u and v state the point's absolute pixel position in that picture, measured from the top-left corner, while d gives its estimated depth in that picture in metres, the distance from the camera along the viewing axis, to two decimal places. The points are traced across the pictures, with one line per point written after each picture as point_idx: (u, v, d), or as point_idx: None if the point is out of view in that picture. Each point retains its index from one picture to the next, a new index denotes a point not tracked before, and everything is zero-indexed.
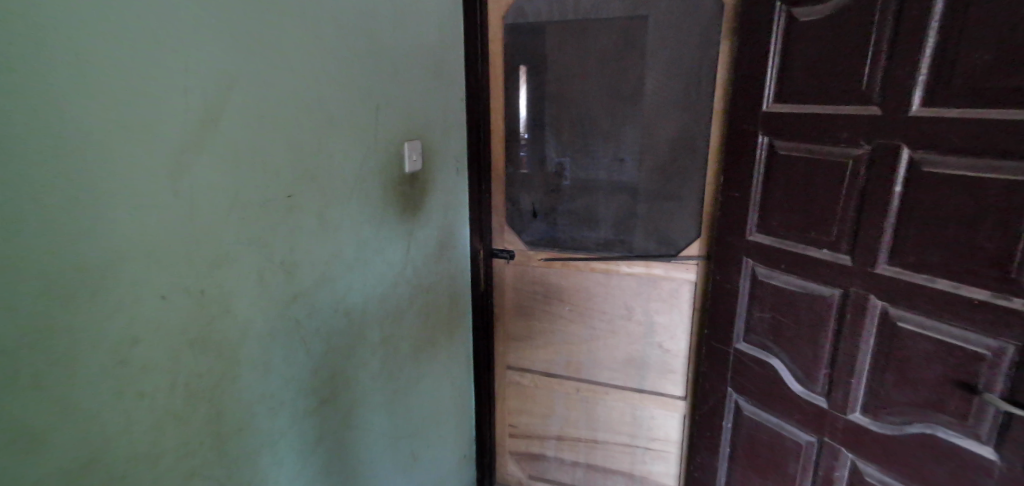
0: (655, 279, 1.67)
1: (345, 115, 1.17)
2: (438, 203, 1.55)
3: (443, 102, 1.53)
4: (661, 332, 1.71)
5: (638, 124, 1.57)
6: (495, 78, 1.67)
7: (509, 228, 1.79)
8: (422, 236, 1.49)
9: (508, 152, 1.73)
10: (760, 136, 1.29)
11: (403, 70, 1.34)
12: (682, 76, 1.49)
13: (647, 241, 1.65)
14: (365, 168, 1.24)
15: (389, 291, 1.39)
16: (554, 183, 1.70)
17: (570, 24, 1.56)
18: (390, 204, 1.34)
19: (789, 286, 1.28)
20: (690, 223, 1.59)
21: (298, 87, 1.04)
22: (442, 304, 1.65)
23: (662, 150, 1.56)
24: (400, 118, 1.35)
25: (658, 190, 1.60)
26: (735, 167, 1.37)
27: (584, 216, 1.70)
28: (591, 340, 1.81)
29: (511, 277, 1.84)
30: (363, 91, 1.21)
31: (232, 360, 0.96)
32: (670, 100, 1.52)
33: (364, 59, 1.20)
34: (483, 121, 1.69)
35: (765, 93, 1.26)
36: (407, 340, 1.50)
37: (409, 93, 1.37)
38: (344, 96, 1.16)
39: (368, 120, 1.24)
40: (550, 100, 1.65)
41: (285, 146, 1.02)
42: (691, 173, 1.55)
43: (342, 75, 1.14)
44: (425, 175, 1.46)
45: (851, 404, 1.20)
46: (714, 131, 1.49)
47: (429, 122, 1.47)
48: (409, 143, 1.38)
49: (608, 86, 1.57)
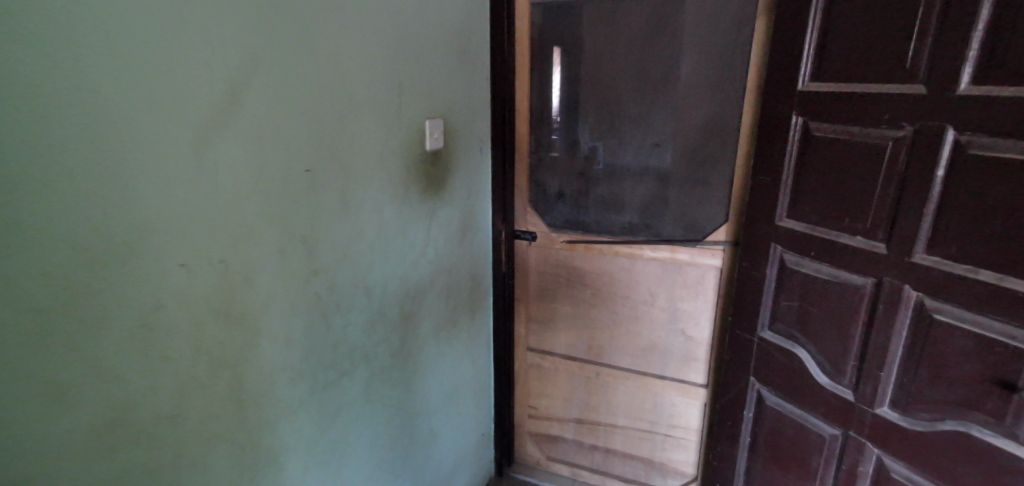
0: (679, 264, 1.64)
1: (369, 92, 1.16)
2: (461, 184, 1.55)
3: (468, 80, 1.52)
4: (685, 319, 1.68)
5: (668, 105, 1.52)
6: (521, 57, 1.65)
7: (532, 210, 1.78)
8: (444, 216, 1.49)
9: (533, 133, 1.71)
10: (794, 118, 1.24)
11: (427, 48, 1.32)
12: (715, 54, 1.44)
13: (673, 225, 1.61)
14: (388, 146, 1.24)
15: (410, 268, 1.39)
16: (580, 165, 1.68)
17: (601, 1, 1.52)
18: (413, 182, 1.34)
19: (819, 275, 1.23)
20: (718, 208, 1.55)
21: (323, 62, 1.03)
22: (464, 284, 1.66)
23: (690, 132, 1.52)
24: (424, 96, 1.33)
25: (686, 173, 1.55)
26: (766, 150, 1.31)
27: (609, 199, 1.67)
28: (613, 325, 1.79)
29: (534, 259, 1.83)
30: (387, 67, 1.20)
31: (253, 330, 0.99)
32: (702, 81, 1.47)
33: (390, 36, 1.19)
34: (508, 101, 1.67)
35: (802, 72, 1.21)
36: (428, 319, 1.51)
37: (434, 71, 1.36)
38: (368, 72, 1.15)
39: (393, 97, 1.23)
40: (578, 79, 1.61)
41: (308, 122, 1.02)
42: (721, 156, 1.50)
43: (367, 52, 1.14)
44: (448, 154, 1.46)
45: (879, 398, 1.16)
46: (746, 112, 1.44)
47: (454, 100, 1.45)
48: (431, 122, 1.36)
49: (638, 66, 1.53)
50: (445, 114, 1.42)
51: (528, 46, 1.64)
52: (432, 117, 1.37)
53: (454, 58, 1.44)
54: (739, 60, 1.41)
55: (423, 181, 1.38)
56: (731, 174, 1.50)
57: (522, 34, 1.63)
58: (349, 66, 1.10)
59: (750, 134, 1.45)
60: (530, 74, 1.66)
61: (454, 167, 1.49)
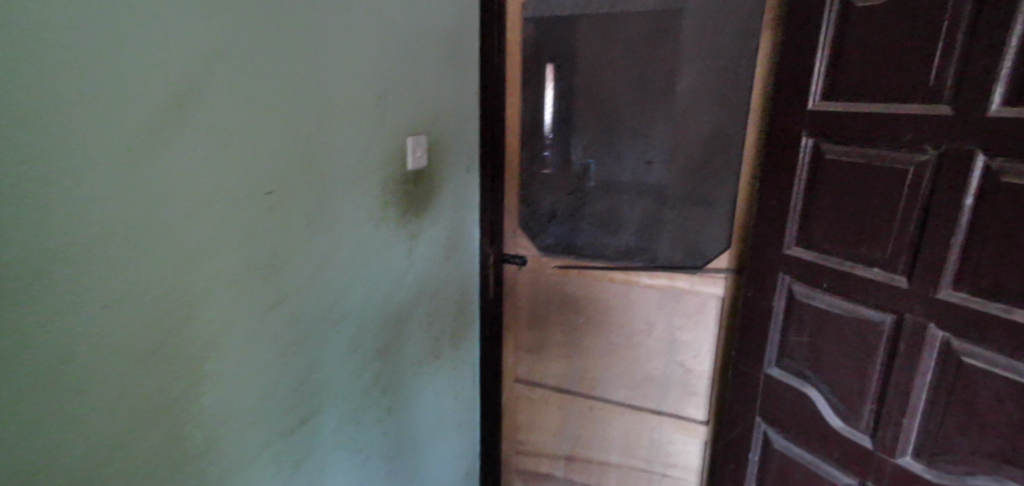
0: (678, 292, 1.54)
1: (347, 105, 1.06)
2: (447, 203, 1.44)
3: (456, 93, 1.42)
4: (684, 350, 1.57)
5: (668, 123, 1.44)
6: (512, 71, 1.56)
7: (523, 232, 1.67)
8: (427, 238, 1.38)
9: (525, 150, 1.61)
10: (804, 138, 1.15)
11: (413, 58, 1.23)
12: (718, 71, 1.36)
13: (672, 250, 1.52)
14: (367, 162, 1.13)
15: (389, 294, 1.27)
16: (574, 184, 1.58)
17: (600, 13, 1.44)
18: (393, 202, 1.23)
19: (832, 308, 1.13)
20: (720, 232, 1.45)
21: (296, 71, 0.93)
22: (449, 311, 1.55)
23: (691, 152, 1.43)
24: (408, 110, 1.24)
25: (686, 195, 1.46)
26: (773, 172, 1.22)
27: (605, 221, 1.58)
28: (607, 355, 1.68)
29: (524, 284, 1.72)
30: (369, 79, 1.10)
31: (203, 369, 0.87)
32: (704, 98, 1.39)
33: (372, 45, 1.10)
34: (498, 116, 1.58)
35: (813, 90, 1.12)
36: (409, 350, 1.39)
37: (420, 83, 1.26)
38: (347, 83, 1.05)
39: (374, 111, 1.13)
40: (574, 95, 1.52)
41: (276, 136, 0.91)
42: (723, 178, 1.42)
43: (346, 60, 1.04)
44: (432, 170, 1.35)
45: (901, 447, 1.05)
46: (750, 131, 1.36)
47: (439, 114, 1.35)
48: (414, 137, 1.26)
49: (636, 81, 1.45)
50: (430, 129, 1.32)
51: (521, 59, 1.55)
52: (415, 134, 1.26)
53: (442, 70, 1.34)
54: (744, 78, 1.33)
55: (405, 201, 1.27)
56: (734, 197, 1.41)
57: (514, 47, 1.55)
58: (325, 76, 1.00)
59: (755, 154, 1.37)
60: (522, 89, 1.57)
61: (439, 185, 1.39)
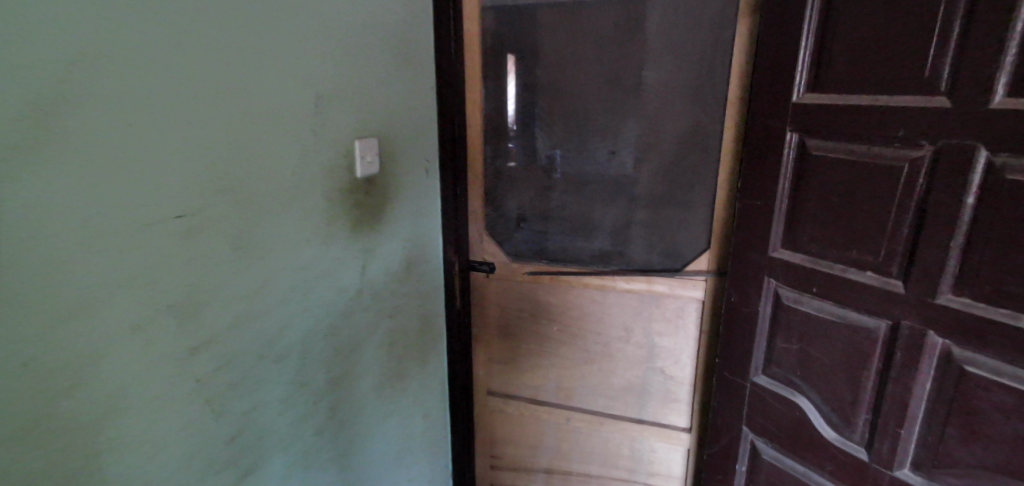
0: (656, 296, 1.46)
1: (281, 110, 0.92)
2: (405, 213, 1.32)
3: (409, 92, 1.29)
4: (664, 356, 1.50)
5: (640, 119, 1.34)
6: (472, 65, 1.43)
7: (489, 238, 1.56)
8: (383, 252, 1.25)
9: (488, 150, 1.50)
10: (788, 133, 1.07)
11: (358, 54, 1.09)
12: (693, 62, 1.27)
13: (649, 253, 1.44)
14: (309, 174, 0.99)
15: (342, 319, 1.14)
16: (543, 185, 1.48)
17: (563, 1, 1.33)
18: (343, 216, 1.10)
19: (823, 314, 1.07)
20: (699, 233, 1.38)
21: (210, 74, 0.79)
22: (411, 328, 1.42)
23: (666, 150, 1.34)
24: (355, 112, 1.10)
25: (662, 194, 1.38)
26: (755, 170, 1.14)
27: (576, 224, 1.48)
28: (584, 364, 1.59)
29: (493, 292, 1.61)
30: (306, 79, 0.96)
31: (99, 437, 0.74)
32: (678, 92, 1.30)
33: (307, 41, 0.96)
34: (458, 114, 1.45)
35: (796, 81, 1.04)
36: (367, 376, 1.26)
37: (367, 82, 1.12)
38: (279, 84, 0.91)
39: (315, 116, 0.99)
40: (539, 90, 1.41)
41: (188, 151, 0.77)
42: (700, 175, 1.33)
43: (275, 59, 0.90)
44: (385, 178, 1.22)
45: (900, 459, 0.99)
46: (727, 128, 1.26)
47: (391, 116, 1.22)
48: (361, 141, 1.11)
49: (604, 75, 1.35)
50: (381, 133, 1.19)
51: (480, 51, 1.42)
52: (361, 136, 1.11)
53: (393, 66, 1.20)
54: (720, 69, 1.25)
55: (356, 213, 1.14)
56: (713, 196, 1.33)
57: (473, 39, 1.42)
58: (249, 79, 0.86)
59: (733, 152, 1.28)
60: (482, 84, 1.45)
61: (395, 193, 1.26)
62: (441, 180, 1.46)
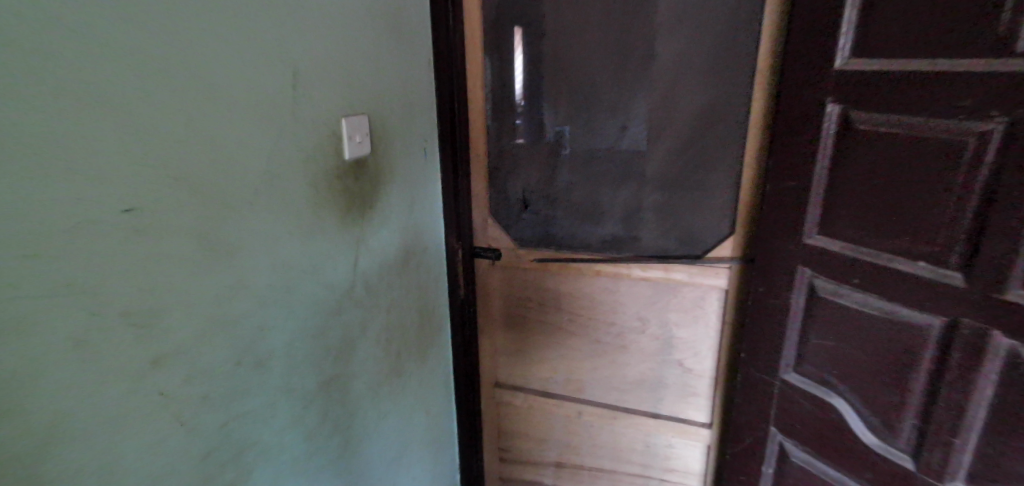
0: (673, 285, 1.35)
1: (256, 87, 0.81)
2: (398, 198, 1.20)
3: (401, 64, 1.16)
4: (682, 349, 1.40)
5: (658, 91, 1.22)
6: (473, 34, 1.31)
7: (494, 222, 1.46)
8: (377, 241, 1.15)
9: (491, 128, 1.38)
10: (828, 105, 0.94)
11: (343, 23, 0.97)
12: (718, 27, 1.13)
13: (666, 238, 1.32)
14: (290, 157, 0.88)
15: (330, 316, 1.04)
16: (551, 166, 1.36)
17: None
18: (330, 204, 1.00)
19: (864, 308, 0.96)
20: (720, 216, 1.26)
21: (167, 46, 0.68)
22: (410, 320, 1.32)
23: (687, 125, 1.22)
24: (341, 89, 0.99)
25: (680, 175, 1.26)
26: (788, 147, 1.02)
27: (587, 207, 1.37)
28: (595, 356, 1.50)
29: (499, 281, 1.51)
30: (285, 52, 0.86)
31: (50, 470, 0.63)
32: (701, 60, 1.17)
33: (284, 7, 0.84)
34: (458, 89, 1.33)
35: (839, 44, 0.91)
36: (361, 376, 1.17)
37: (353, 54, 1.01)
38: (252, 58, 0.80)
39: (296, 93, 0.88)
40: (545, 60, 1.28)
41: (145, 136, 0.67)
42: (721, 154, 1.21)
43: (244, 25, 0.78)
44: (375, 161, 1.10)
45: (951, 470, 0.89)
46: (756, 100, 1.14)
47: (381, 91, 1.10)
48: (348, 120, 1.00)
49: (614, 42, 1.22)
50: (372, 111, 1.08)
51: (482, 19, 1.30)
52: (347, 114, 1.00)
53: (382, 35, 1.09)
54: (749, 33, 1.11)
55: (345, 200, 1.04)
56: (738, 176, 1.21)
57: (473, 5, 1.29)
58: (217, 52, 0.75)
59: (761, 127, 1.15)
60: (485, 55, 1.33)
61: (388, 177, 1.15)
62: (441, 161, 1.35)
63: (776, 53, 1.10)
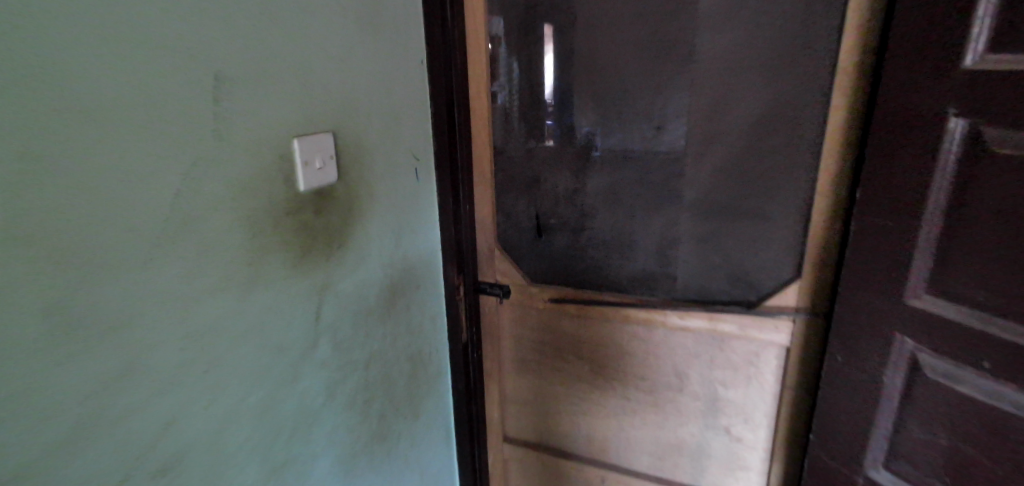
0: (719, 338, 1.09)
1: (176, 108, 0.61)
2: (382, 230, 0.99)
3: (386, 68, 0.94)
4: (730, 413, 1.14)
5: (706, 100, 0.98)
6: (477, 35, 1.11)
7: (503, 256, 1.23)
8: (356, 287, 0.93)
9: (500, 146, 1.18)
10: (952, 121, 0.68)
11: (315, 22, 0.78)
12: (787, 18, 0.89)
13: (714, 280, 1.07)
14: (229, 193, 0.68)
15: (286, 387, 0.82)
16: (574, 188, 1.14)
17: None
18: (291, 250, 0.78)
19: (1003, 404, 0.69)
20: (782, 257, 1.01)
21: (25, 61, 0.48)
22: (402, 374, 1.09)
23: (741, 143, 0.98)
24: (310, 104, 0.79)
25: (732, 204, 1.01)
26: (886, 176, 0.76)
27: (617, 240, 1.13)
28: (623, 415, 1.25)
29: (510, 322, 1.29)
30: (224, 59, 0.65)
31: None
32: (763, 62, 0.93)
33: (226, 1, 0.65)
34: (460, 100, 1.12)
35: (971, 35, 0.65)
36: (335, 452, 0.94)
37: (328, 58, 0.81)
38: (170, 70, 0.59)
39: (238, 114, 0.68)
40: (577, 60, 1.06)
41: None
42: (784, 180, 0.96)
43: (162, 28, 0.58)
44: (352, 190, 0.89)
45: None
46: (834, 116, 0.89)
47: (358, 103, 0.88)
48: (305, 142, 0.77)
49: (650, 43, 1.00)
50: (350, 127, 0.87)
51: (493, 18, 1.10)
52: (301, 135, 0.77)
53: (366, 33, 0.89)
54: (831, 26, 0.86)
55: (311, 244, 0.82)
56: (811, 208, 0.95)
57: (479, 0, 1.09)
58: (115, 60, 0.55)
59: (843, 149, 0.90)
60: (494, 60, 1.12)
61: (373, 206, 0.95)
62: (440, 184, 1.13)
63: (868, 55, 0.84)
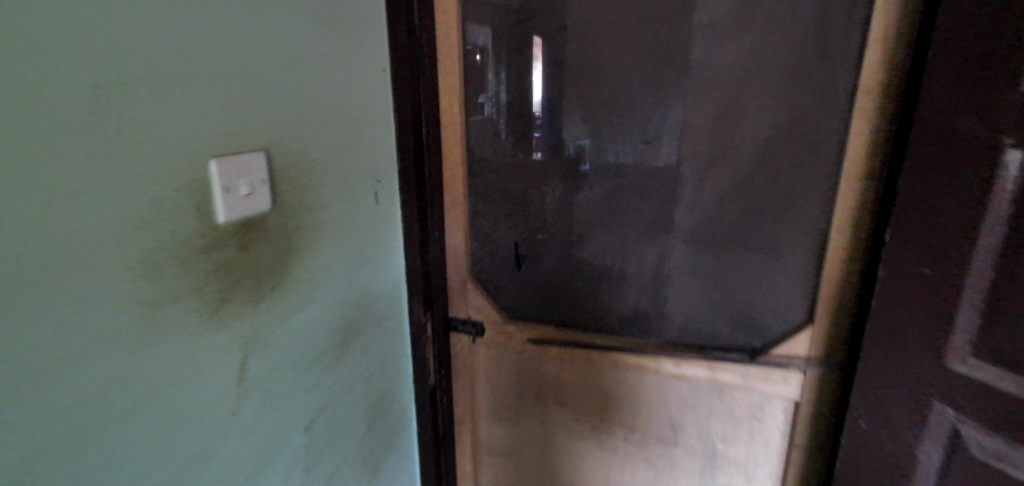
0: (719, 388, 0.96)
1: (25, 123, 0.46)
2: (330, 264, 0.84)
3: (334, 75, 0.80)
4: (730, 472, 1.01)
5: (710, 119, 0.87)
6: (449, 42, 0.97)
7: (477, 289, 1.10)
8: (294, 334, 0.78)
9: (474, 168, 1.04)
10: (1013, 152, 0.56)
11: (261, 18, 0.66)
12: (803, 28, 0.79)
13: (715, 323, 0.95)
14: (117, 229, 0.53)
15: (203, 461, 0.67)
16: (559, 214, 1.01)
17: None
18: (216, 291, 0.65)
19: None
20: (792, 300, 0.88)
21: None
22: (354, 430, 0.94)
23: (746, 168, 0.86)
24: (251, 116, 0.66)
25: (736, 238, 0.90)
26: (930, 214, 0.64)
27: (606, 275, 1.01)
28: (610, 468, 1.12)
29: (484, 363, 1.15)
30: (114, 63, 0.52)
31: None
32: (775, 77, 0.82)
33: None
34: (429, 114, 0.98)
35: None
36: None
37: (277, 61, 0.69)
38: (20, 79, 0.46)
39: (152, 126, 0.55)
40: (566, 72, 0.95)
41: None
42: (795, 212, 0.85)
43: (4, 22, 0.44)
44: (292, 220, 0.75)
45: None
46: (853, 146, 0.79)
47: (298, 116, 0.74)
48: (222, 163, 0.62)
49: (648, 56, 0.89)
50: (302, 143, 0.75)
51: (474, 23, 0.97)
52: (221, 155, 0.62)
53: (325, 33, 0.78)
54: (851, 39, 0.77)
55: (244, 283, 0.69)
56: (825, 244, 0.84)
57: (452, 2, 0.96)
58: None
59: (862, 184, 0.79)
60: (471, 70, 0.99)
61: (328, 234, 0.82)
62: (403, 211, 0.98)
63: (894, 78, 0.74)
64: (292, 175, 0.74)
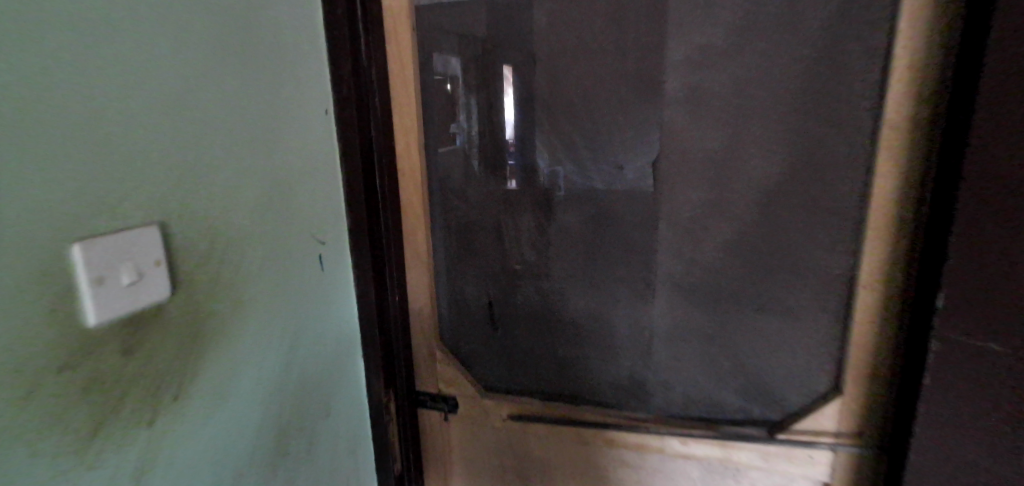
0: (734, 469, 0.84)
1: None
2: (262, 356, 0.68)
3: (260, 125, 0.65)
4: None
5: (709, 161, 0.76)
6: (405, 82, 0.85)
7: (447, 357, 0.95)
8: (215, 451, 0.62)
9: (437, 217, 0.92)
10: None
11: (166, 63, 0.54)
12: (813, 57, 0.68)
13: (726, 393, 0.83)
14: None
15: None
16: (536, 267, 0.89)
17: None
18: (105, 413, 0.50)
19: None
20: (813, 367, 0.77)
21: None
22: None
23: (752, 217, 0.75)
24: (146, 184, 0.52)
25: (744, 295, 0.78)
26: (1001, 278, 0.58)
27: (596, 339, 0.88)
28: None
29: (459, 444, 0.99)
30: None
31: None
32: (782, 114, 0.71)
33: None
34: (384, 164, 0.85)
35: None
36: None
37: (190, 115, 0.56)
38: None
39: None
40: (541, 107, 0.84)
41: None
42: (812, 267, 0.74)
43: None
44: (205, 308, 0.60)
45: None
46: (878, 196, 0.68)
47: (210, 179, 0.59)
48: (84, 250, 0.47)
49: (631, 88, 0.78)
50: (231, 209, 0.62)
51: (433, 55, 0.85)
52: (88, 238, 0.47)
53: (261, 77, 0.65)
54: (873, 69, 0.67)
55: (153, 392, 0.55)
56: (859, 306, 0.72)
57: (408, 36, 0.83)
58: None
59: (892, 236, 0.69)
60: (432, 112, 0.87)
61: (271, 314, 0.69)
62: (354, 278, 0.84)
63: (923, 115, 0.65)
64: (216, 249, 0.61)
